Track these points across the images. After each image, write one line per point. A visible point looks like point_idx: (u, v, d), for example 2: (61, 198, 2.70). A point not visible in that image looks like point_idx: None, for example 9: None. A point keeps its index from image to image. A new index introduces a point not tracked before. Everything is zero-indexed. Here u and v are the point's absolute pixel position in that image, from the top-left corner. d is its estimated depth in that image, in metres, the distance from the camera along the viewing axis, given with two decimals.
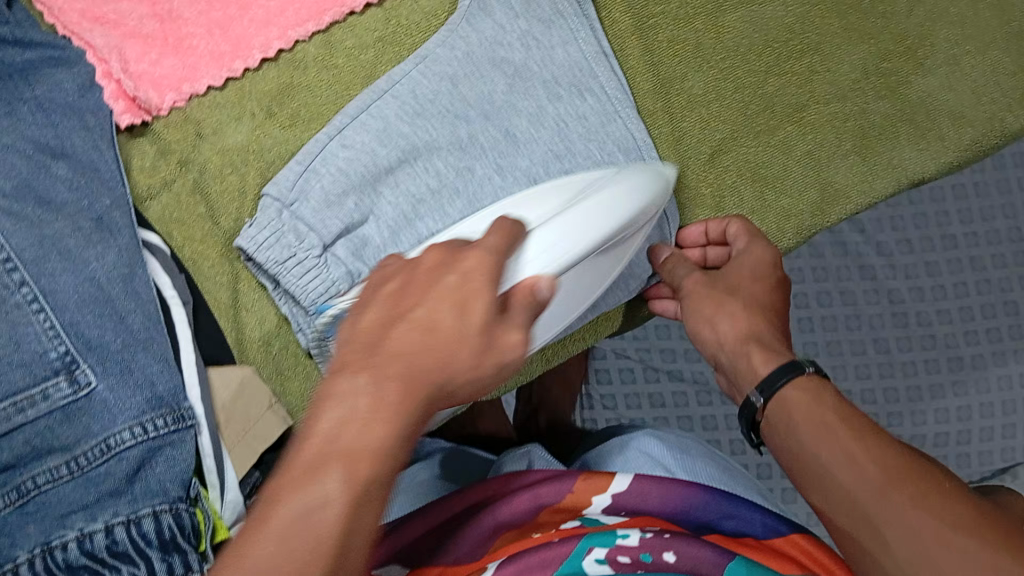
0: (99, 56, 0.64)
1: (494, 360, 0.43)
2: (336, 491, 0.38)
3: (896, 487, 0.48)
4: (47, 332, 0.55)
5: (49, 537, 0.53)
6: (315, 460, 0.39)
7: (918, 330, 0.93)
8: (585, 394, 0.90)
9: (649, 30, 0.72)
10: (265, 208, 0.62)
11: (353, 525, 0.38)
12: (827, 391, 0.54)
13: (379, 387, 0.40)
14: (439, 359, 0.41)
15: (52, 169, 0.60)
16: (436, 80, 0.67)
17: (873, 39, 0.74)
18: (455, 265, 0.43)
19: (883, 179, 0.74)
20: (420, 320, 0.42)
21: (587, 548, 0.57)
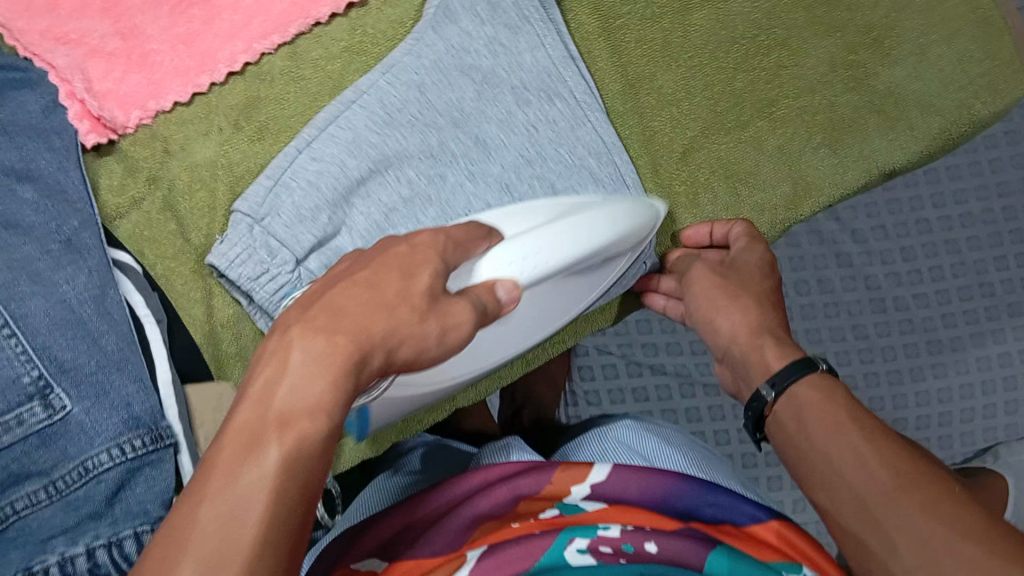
0: (61, 77, 0.64)
1: (437, 323, 0.43)
2: (277, 456, 0.36)
3: (906, 489, 0.48)
4: (19, 357, 0.55)
5: (29, 562, 0.52)
6: (254, 428, 0.37)
7: (897, 315, 0.94)
8: (568, 391, 0.89)
9: (617, 32, 0.72)
10: (235, 225, 0.62)
11: (284, 489, 0.36)
12: (839, 393, 0.54)
13: (310, 344, 0.39)
14: (382, 317, 0.42)
15: (18, 193, 0.59)
16: (404, 88, 0.66)
17: (840, 31, 0.74)
18: (409, 238, 0.46)
19: (854, 171, 0.73)
20: (363, 288, 0.43)
21: (569, 538, 0.58)
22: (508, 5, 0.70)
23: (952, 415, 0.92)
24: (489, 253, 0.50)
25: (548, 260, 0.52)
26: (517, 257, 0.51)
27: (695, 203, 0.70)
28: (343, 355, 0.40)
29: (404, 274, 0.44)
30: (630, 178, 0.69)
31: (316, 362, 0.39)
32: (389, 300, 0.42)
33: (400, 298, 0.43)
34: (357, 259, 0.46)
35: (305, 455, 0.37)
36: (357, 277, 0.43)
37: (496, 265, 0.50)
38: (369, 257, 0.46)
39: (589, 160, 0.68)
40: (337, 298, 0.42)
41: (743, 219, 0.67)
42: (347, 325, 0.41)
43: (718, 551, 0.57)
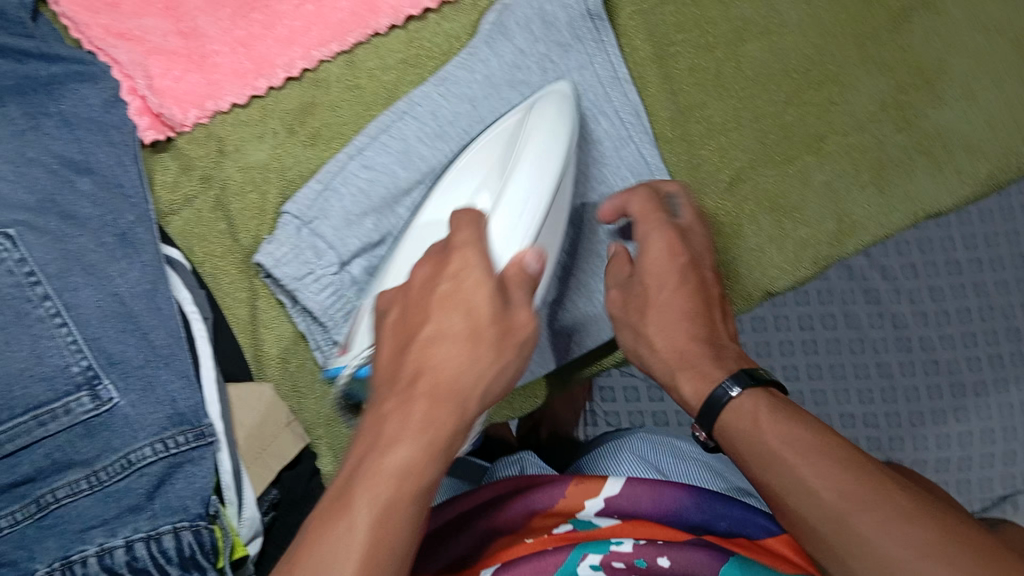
0: (124, 73, 0.65)
1: (510, 344, 0.48)
2: (365, 516, 0.42)
3: (855, 509, 0.45)
4: (69, 346, 0.56)
5: (69, 552, 0.54)
6: (348, 491, 0.43)
7: (921, 355, 0.94)
8: (588, 410, 0.90)
9: (670, 58, 0.71)
10: (283, 226, 0.63)
11: (381, 543, 0.42)
12: (760, 406, 0.51)
13: (403, 407, 0.45)
14: (462, 359, 0.47)
15: (76, 184, 0.60)
16: (457, 101, 0.67)
17: (891, 71, 0.73)
18: (447, 271, 0.49)
19: (899, 212, 0.72)
20: (438, 348, 0.47)
21: (582, 554, 0.56)
22: (561, 21, 0.69)
23: (971, 458, 0.92)
24: (494, 241, 0.54)
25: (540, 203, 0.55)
26: (521, 199, 0.55)
27: (737, 232, 0.69)
28: (438, 424, 0.45)
29: (463, 312, 0.47)
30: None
31: (416, 434, 0.44)
32: (461, 342, 0.47)
33: (471, 337, 0.47)
34: (405, 300, 0.50)
35: (392, 519, 0.43)
36: (424, 334, 0.47)
37: (500, 219, 0.54)
38: (421, 298, 0.49)
39: (629, 181, 0.68)
40: (425, 358, 0.47)
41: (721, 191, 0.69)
42: (439, 393, 0.46)
43: (733, 564, 0.56)
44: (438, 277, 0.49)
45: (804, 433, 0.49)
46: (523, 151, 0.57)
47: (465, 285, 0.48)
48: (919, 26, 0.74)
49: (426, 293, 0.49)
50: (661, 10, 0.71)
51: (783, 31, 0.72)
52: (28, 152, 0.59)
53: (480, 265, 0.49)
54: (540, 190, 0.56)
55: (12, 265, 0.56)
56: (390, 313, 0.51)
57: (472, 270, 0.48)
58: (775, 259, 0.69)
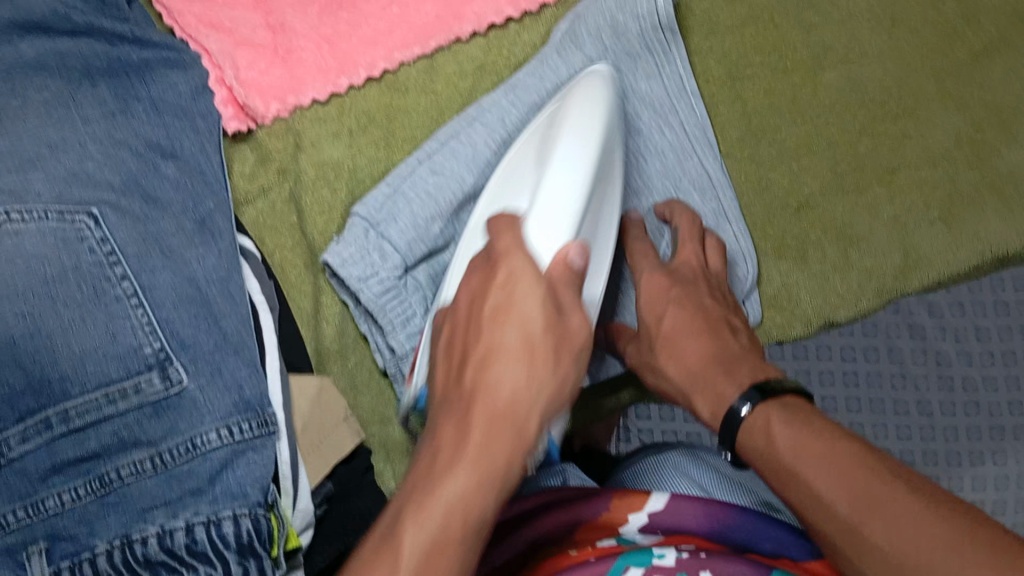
0: (214, 63, 0.66)
1: (565, 360, 0.46)
2: (412, 544, 0.41)
3: (867, 518, 0.44)
4: (144, 328, 0.57)
5: (129, 530, 0.55)
6: (397, 520, 0.42)
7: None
8: (623, 427, 0.88)
9: (745, 80, 0.71)
10: (352, 227, 0.64)
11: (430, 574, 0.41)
12: (771, 418, 0.50)
13: (459, 429, 0.44)
14: (518, 377, 0.45)
15: (161, 169, 0.62)
16: (526, 109, 0.67)
17: (967, 109, 0.72)
18: (495, 284, 0.47)
19: (967, 250, 0.70)
20: (494, 367, 0.45)
21: (624, 566, 0.54)
22: (631, 31, 0.69)
23: None
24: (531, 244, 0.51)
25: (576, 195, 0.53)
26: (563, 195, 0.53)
27: (805, 257, 0.69)
28: (492, 452, 0.43)
29: (518, 322, 0.46)
30: (731, 215, 0.67)
31: (470, 458, 0.43)
32: (516, 357, 0.45)
33: (527, 351, 0.45)
34: (455, 319, 0.49)
35: (445, 545, 0.42)
36: (479, 352, 0.46)
37: (541, 221, 0.52)
38: (470, 314, 0.48)
39: (692, 196, 0.68)
40: (479, 378, 0.45)
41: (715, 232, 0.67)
42: (494, 415, 0.44)
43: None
44: (489, 290, 0.47)
45: (816, 442, 0.48)
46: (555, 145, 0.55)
47: (516, 293, 0.47)
48: (1000, 67, 0.73)
49: (477, 306, 0.48)
50: (741, 32, 0.72)
51: (861, 60, 0.72)
52: (116, 134, 0.61)
53: (531, 275, 0.47)
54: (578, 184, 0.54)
55: (93, 244, 0.57)
56: (445, 326, 0.51)
57: (527, 279, 0.47)
58: (837, 289, 0.69)
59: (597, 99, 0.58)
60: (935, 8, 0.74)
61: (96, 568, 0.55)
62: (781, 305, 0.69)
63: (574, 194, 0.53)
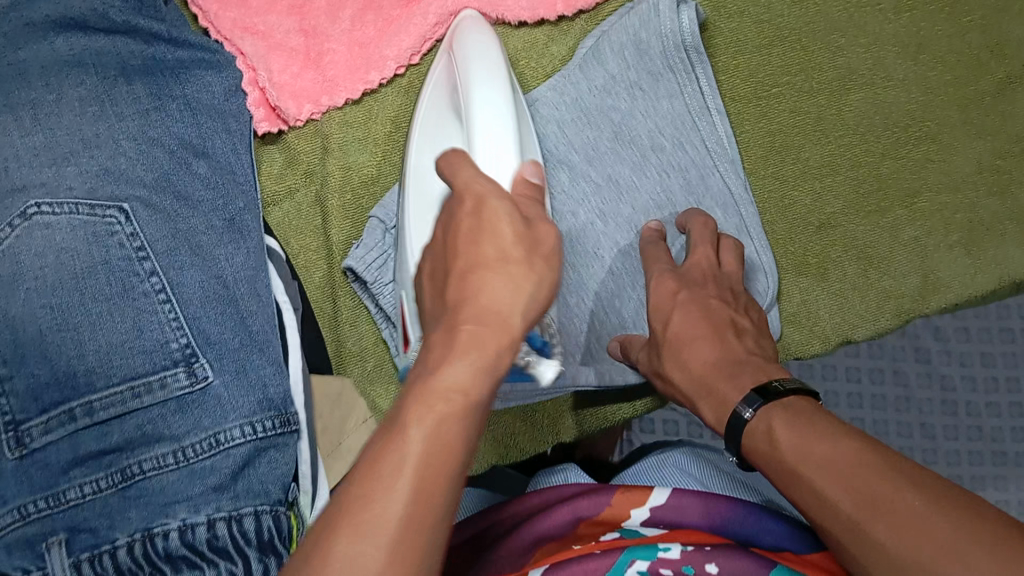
0: (248, 64, 0.67)
1: (545, 263, 0.42)
2: (416, 442, 0.37)
3: (870, 518, 0.45)
4: (171, 323, 0.58)
5: (151, 524, 0.55)
6: (392, 432, 0.38)
7: (966, 420, 0.93)
8: (626, 439, 0.90)
9: (771, 99, 0.71)
10: (371, 230, 0.65)
11: (433, 471, 0.37)
12: (772, 421, 0.51)
13: (448, 341, 0.40)
14: (501, 282, 0.41)
15: (192, 167, 0.63)
16: (544, 123, 0.70)
17: (993, 134, 0.71)
18: (465, 211, 0.43)
19: (985, 275, 0.69)
20: (475, 276, 0.41)
21: (628, 560, 0.54)
22: (655, 51, 0.69)
23: None
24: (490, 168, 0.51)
25: (503, 113, 0.55)
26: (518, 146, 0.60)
27: (824, 275, 0.70)
28: (484, 343, 0.40)
29: (493, 234, 0.42)
30: (753, 231, 0.68)
31: (461, 351, 0.39)
32: (492, 266, 0.41)
33: (503, 259, 0.41)
34: (440, 248, 0.44)
35: (446, 435, 0.38)
36: (460, 267, 0.42)
37: (483, 146, 0.52)
38: (446, 242, 0.44)
39: (715, 212, 0.69)
40: (462, 288, 0.41)
41: (731, 237, 0.67)
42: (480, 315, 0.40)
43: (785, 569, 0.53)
44: (468, 212, 0.43)
45: (818, 443, 0.48)
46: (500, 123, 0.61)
47: (488, 209, 0.43)
48: None
49: (458, 227, 0.43)
50: (768, 52, 0.71)
51: (888, 84, 0.71)
52: (149, 132, 0.62)
53: (498, 195, 0.44)
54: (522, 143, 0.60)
55: (124, 238, 0.58)
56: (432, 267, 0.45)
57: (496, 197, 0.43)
58: (857, 308, 0.69)
59: (482, 44, 0.60)
60: (961, 36, 0.71)
61: (117, 561, 0.55)
62: (800, 321, 0.69)
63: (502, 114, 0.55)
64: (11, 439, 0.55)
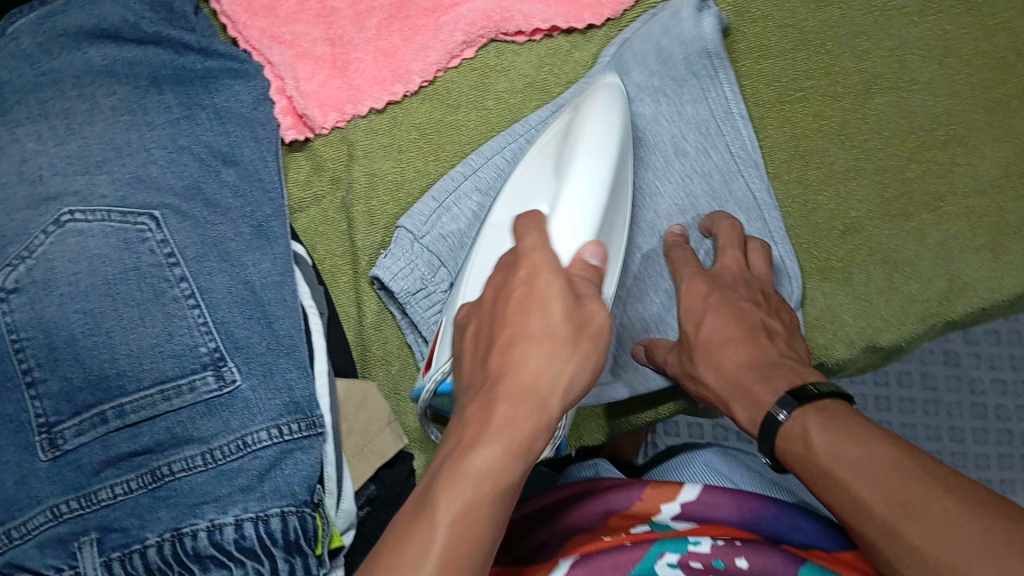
0: (276, 73, 0.69)
1: (589, 344, 0.47)
2: (443, 514, 0.42)
3: (904, 520, 0.45)
4: (200, 327, 0.59)
5: (180, 524, 0.57)
6: (426, 496, 0.43)
7: (996, 424, 0.92)
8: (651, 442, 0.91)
9: (795, 104, 0.71)
10: (398, 240, 0.67)
11: (455, 545, 0.41)
12: (808, 424, 0.51)
13: (487, 408, 0.45)
14: (538, 358, 0.46)
15: (221, 175, 0.64)
16: None
17: (1019, 138, 0.70)
18: (517, 278, 0.49)
19: (1014, 279, 0.68)
20: (517, 349, 0.46)
21: (660, 551, 0.55)
22: (679, 57, 0.70)
23: None
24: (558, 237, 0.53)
25: (601, 182, 0.56)
26: (586, 181, 0.56)
27: (849, 279, 0.69)
28: (518, 421, 0.44)
29: (541, 312, 0.47)
30: (778, 235, 0.68)
31: (495, 433, 0.44)
32: (537, 341, 0.46)
33: (549, 340, 0.46)
34: (483, 312, 0.50)
35: (470, 516, 0.42)
36: (503, 339, 0.47)
37: (560, 218, 0.54)
38: (494, 308, 0.49)
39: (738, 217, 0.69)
40: (505, 360, 0.46)
41: (758, 240, 0.67)
42: (517, 393, 0.45)
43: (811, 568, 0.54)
44: (515, 280, 0.49)
45: (854, 447, 0.49)
46: (576, 146, 0.58)
47: (537, 285, 0.48)
48: None
49: (509, 300, 0.48)
50: (790, 57, 0.71)
51: (913, 88, 0.71)
52: (179, 140, 0.63)
53: (552, 267, 0.49)
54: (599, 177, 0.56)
55: (154, 245, 0.59)
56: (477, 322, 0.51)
57: (547, 271, 0.49)
58: (881, 313, 0.69)
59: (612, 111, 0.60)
60: (986, 39, 0.71)
61: (147, 560, 0.56)
62: (824, 327, 0.69)
63: (592, 179, 0.56)
64: (45, 440, 0.56)
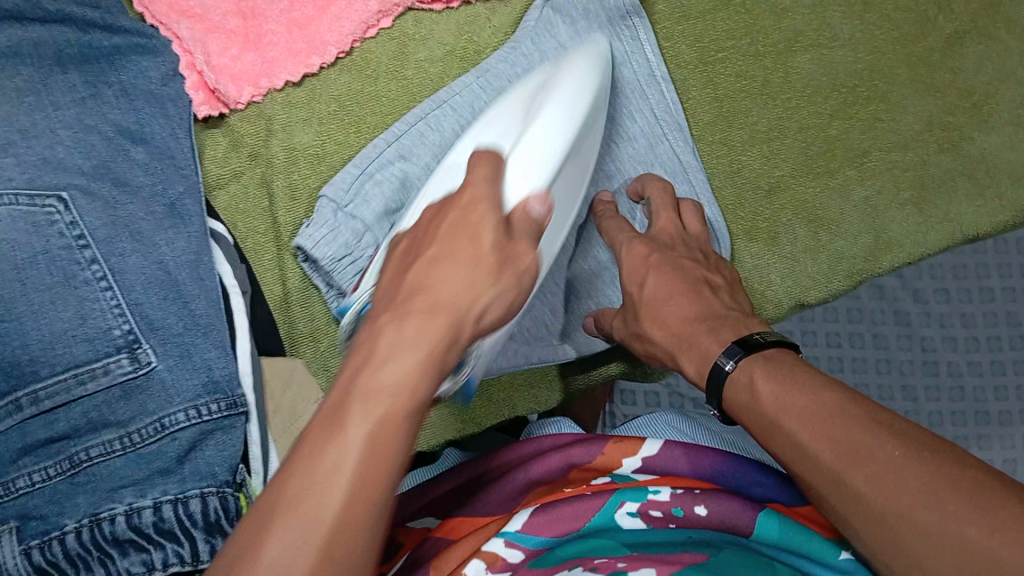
0: (184, 48, 0.67)
1: (512, 273, 0.46)
2: (358, 434, 0.37)
3: (851, 470, 0.44)
4: (113, 310, 0.58)
5: (98, 509, 0.56)
6: (333, 409, 0.38)
7: (948, 381, 0.91)
8: (608, 412, 0.90)
9: (716, 64, 0.70)
10: (321, 208, 0.64)
11: (370, 461, 0.37)
12: (753, 375, 0.51)
13: (400, 325, 0.42)
14: (464, 270, 0.45)
15: (130, 154, 0.63)
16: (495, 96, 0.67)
17: (939, 92, 0.70)
18: (457, 203, 0.48)
19: (937, 234, 0.70)
20: (440, 266, 0.45)
21: (619, 502, 0.58)
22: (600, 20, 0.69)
23: None
24: (511, 184, 0.51)
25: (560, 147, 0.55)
26: (544, 136, 0.54)
27: (777, 239, 0.69)
28: (437, 332, 0.42)
29: (470, 235, 0.46)
30: (707, 198, 0.68)
31: (411, 346, 0.41)
32: (463, 263, 0.45)
33: (474, 259, 0.45)
34: (415, 233, 0.49)
35: (389, 432, 0.38)
36: (431, 253, 0.46)
37: (520, 164, 0.52)
38: (430, 227, 0.48)
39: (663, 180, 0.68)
40: (427, 275, 0.45)
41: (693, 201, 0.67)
42: (432, 305, 0.43)
43: (769, 514, 0.56)
44: (450, 206, 0.48)
45: (800, 396, 0.48)
46: (543, 109, 0.56)
47: (472, 214, 0.47)
48: (972, 51, 0.71)
49: (436, 221, 0.48)
50: (713, 17, 0.70)
51: (834, 45, 0.70)
52: (86, 119, 0.62)
53: (492, 200, 0.48)
54: (562, 135, 0.55)
55: (63, 227, 0.58)
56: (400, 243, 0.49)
57: (485, 202, 0.48)
58: (808, 270, 0.69)
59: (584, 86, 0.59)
60: None
61: (66, 547, 0.55)
62: (753, 286, 0.69)
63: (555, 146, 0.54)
64: None
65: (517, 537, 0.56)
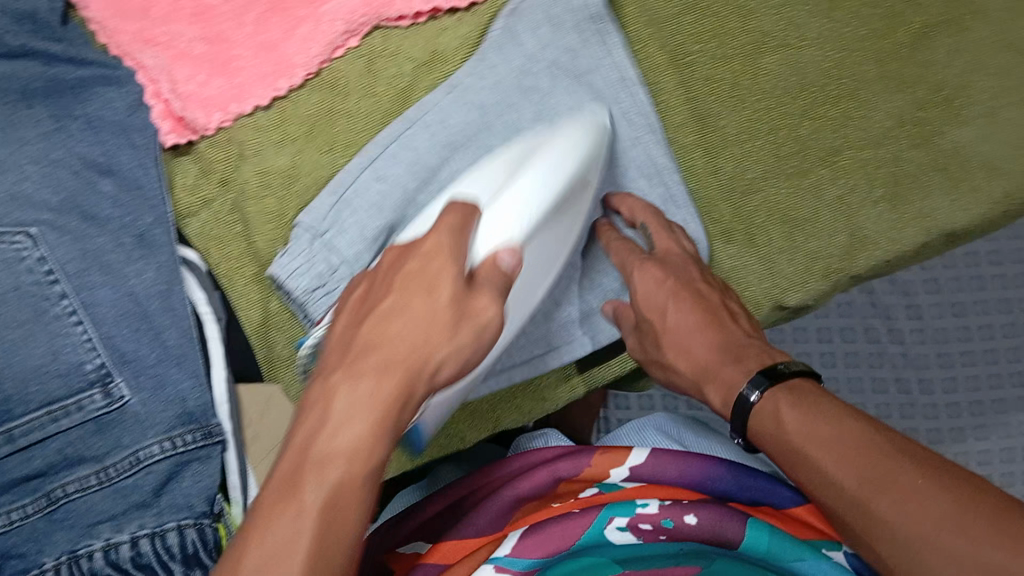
0: (149, 77, 0.66)
1: (469, 329, 0.45)
2: (312, 503, 0.41)
3: (877, 495, 0.48)
4: (84, 344, 0.58)
5: (76, 546, 0.56)
6: (291, 471, 0.42)
7: (940, 371, 0.90)
8: (603, 417, 0.88)
9: (687, 68, 0.70)
10: (297, 238, 0.63)
11: (325, 537, 0.41)
12: (779, 403, 0.53)
13: (356, 384, 0.43)
14: (419, 329, 0.45)
15: (98, 186, 0.63)
16: (466, 110, 0.66)
17: (909, 87, 0.70)
18: (417, 250, 0.47)
19: (913, 230, 0.68)
20: (395, 322, 0.45)
21: (609, 518, 0.57)
22: (570, 26, 0.68)
23: (993, 479, 0.88)
24: (480, 232, 0.49)
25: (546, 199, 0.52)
26: (526, 193, 0.51)
27: (756, 240, 0.69)
28: (387, 400, 0.43)
29: (426, 291, 0.45)
30: (681, 201, 0.68)
31: (365, 408, 0.43)
32: (418, 321, 0.45)
33: (427, 321, 0.45)
34: (373, 279, 0.48)
35: (345, 497, 0.41)
36: (382, 308, 0.46)
37: (498, 211, 0.50)
38: (388, 275, 0.47)
39: (639, 182, 0.68)
40: (382, 330, 0.45)
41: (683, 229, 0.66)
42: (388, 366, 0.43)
43: (757, 526, 0.56)
44: (409, 255, 0.47)
45: (823, 423, 0.51)
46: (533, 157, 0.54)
47: (430, 268, 0.46)
48: (941, 44, 0.70)
49: (395, 268, 0.47)
50: (678, 21, 0.70)
51: (802, 44, 0.70)
52: (51, 154, 0.62)
53: (453, 248, 0.47)
54: (548, 185, 0.53)
55: (33, 263, 0.58)
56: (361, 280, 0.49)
57: (443, 255, 0.46)
58: (785, 272, 0.69)
59: (580, 139, 0.57)
60: None
61: None
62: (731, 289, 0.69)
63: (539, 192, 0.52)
64: None
65: (507, 561, 0.56)
